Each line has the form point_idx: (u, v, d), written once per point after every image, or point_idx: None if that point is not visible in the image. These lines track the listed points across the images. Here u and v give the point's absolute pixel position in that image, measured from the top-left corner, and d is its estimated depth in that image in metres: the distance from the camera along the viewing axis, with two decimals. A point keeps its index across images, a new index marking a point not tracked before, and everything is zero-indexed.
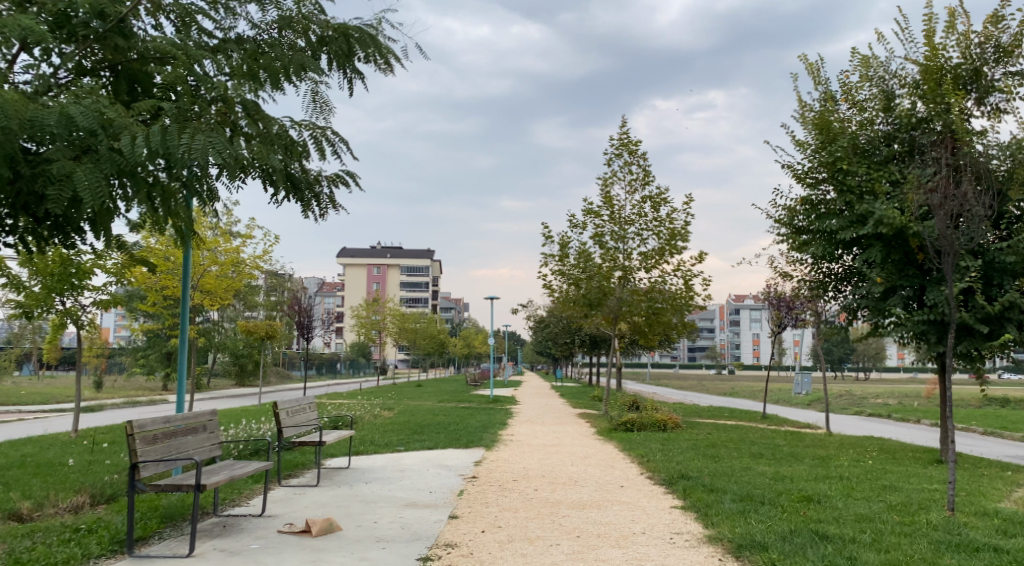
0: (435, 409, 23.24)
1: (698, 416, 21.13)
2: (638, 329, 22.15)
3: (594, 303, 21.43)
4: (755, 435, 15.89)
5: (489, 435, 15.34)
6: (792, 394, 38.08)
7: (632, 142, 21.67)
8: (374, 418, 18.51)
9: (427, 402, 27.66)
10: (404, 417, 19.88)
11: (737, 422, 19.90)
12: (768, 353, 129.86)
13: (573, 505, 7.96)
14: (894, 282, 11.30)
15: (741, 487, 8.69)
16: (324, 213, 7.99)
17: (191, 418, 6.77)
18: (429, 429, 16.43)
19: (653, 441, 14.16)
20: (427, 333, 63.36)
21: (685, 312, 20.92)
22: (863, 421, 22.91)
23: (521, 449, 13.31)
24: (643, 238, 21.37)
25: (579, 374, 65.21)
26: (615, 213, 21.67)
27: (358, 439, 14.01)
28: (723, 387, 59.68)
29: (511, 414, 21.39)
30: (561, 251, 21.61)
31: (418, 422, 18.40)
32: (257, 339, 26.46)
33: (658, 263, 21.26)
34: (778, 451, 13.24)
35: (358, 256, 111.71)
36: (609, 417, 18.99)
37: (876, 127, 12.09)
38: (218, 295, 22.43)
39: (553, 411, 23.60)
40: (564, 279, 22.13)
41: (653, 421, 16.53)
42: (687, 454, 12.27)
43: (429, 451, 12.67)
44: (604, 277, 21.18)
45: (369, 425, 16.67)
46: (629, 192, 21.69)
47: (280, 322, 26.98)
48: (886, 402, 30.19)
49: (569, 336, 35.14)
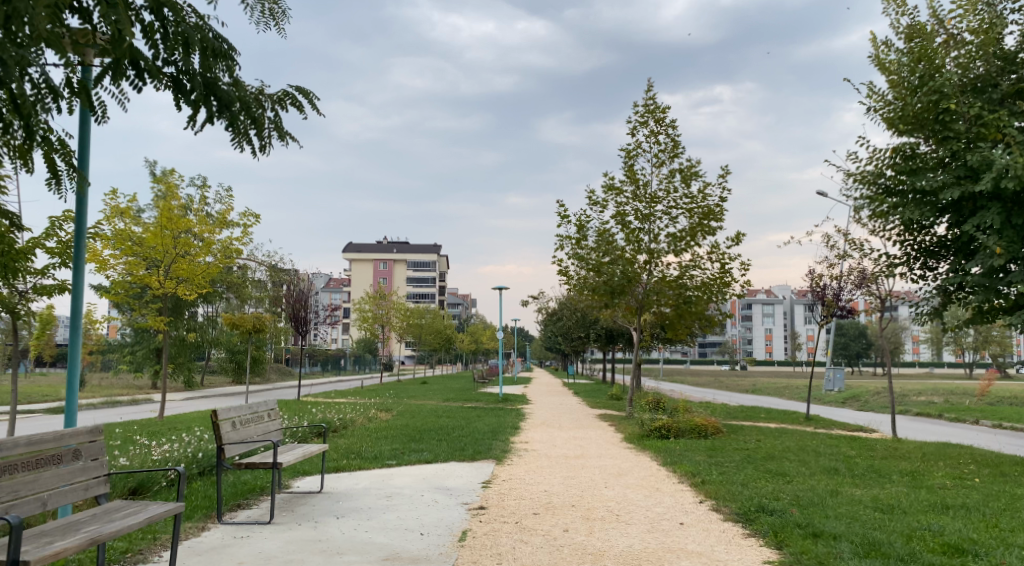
0: (439, 410, 20.88)
1: (735, 417, 18.73)
2: (666, 320, 19.76)
3: (617, 290, 19.06)
4: (815, 443, 13.45)
5: (498, 443, 12.97)
6: (822, 392, 35.60)
7: (659, 110, 19.31)
8: (368, 422, 16.16)
9: (430, 401, 25.26)
10: (403, 419, 17.56)
11: (782, 426, 17.52)
12: (780, 349, 127.25)
13: (624, 559, 5.59)
14: (1017, 252, 8.82)
15: (848, 527, 6.33)
16: (266, 145, 5.66)
17: (51, 442, 4.49)
18: (429, 435, 14.06)
19: (699, 453, 11.73)
20: (432, 328, 61.03)
21: (721, 301, 18.52)
22: (919, 424, 20.46)
23: (540, 464, 10.90)
24: (672, 217, 19.00)
25: (590, 369, 62.92)
26: (640, 189, 19.31)
27: (341, 452, 11.63)
28: (741, 383, 57.26)
29: (523, 417, 18.99)
30: (579, 232, 19.26)
31: (418, 426, 16.04)
32: (243, 333, 24.12)
33: (690, 246, 18.86)
34: (857, 466, 10.80)
35: (364, 251, 109.93)
36: (637, 419, 16.63)
37: (987, 61, 9.52)
38: (190, 282, 19.96)
39: (570, 412, 21.19)
40: (583, 265, 19.70)
41: (692, 425, 14.09)
42: (749, 471, 9.87)
43: (426, 467, 10.30)
44: (628, 261, 18.80)
45: (359, 432, 14.29)
46: (656, 166, 19.35)
47: (268, 315, 24.65)
48: (930, 400, 27.78)
49: (584, 330, 32.74)
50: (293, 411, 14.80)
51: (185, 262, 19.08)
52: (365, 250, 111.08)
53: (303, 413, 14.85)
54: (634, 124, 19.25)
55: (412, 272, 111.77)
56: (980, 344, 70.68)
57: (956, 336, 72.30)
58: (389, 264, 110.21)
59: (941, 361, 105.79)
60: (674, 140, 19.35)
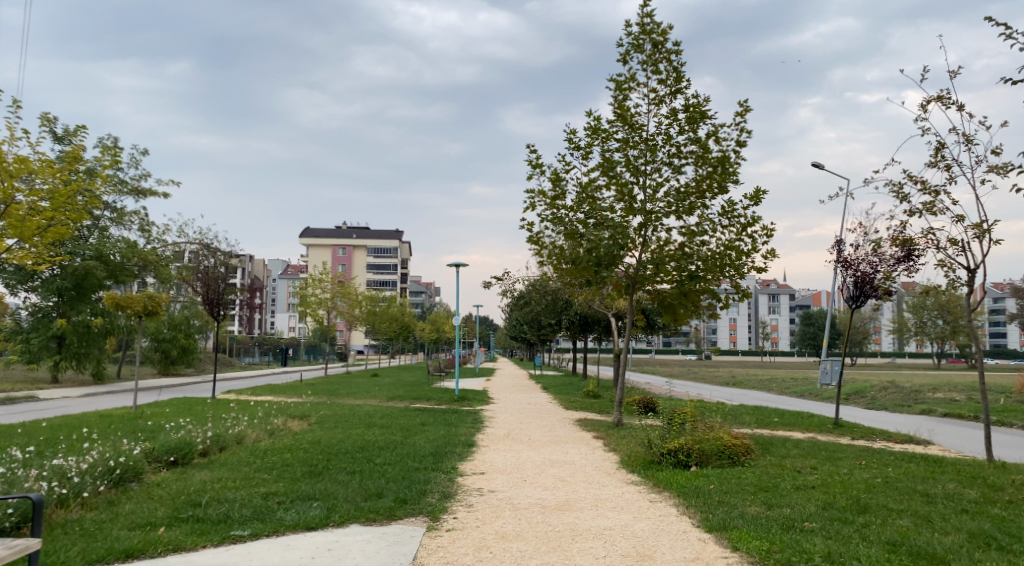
0: (374, 415, 16.39)
1: (752, 426, 14.66)
2: (665, 303, 15.53)
3: (605, 262, 14.75)
4: (897, 474, 9.35)
5: (438, 479, 8.59)
6: (817, 386, 31.85)
7: (659, 31, 14.99)
8: (263, 439, 11.61)
9: (368, 401, 20.71)
10: (319, 432, 13.06)
11: (816, 438, 13.52)
12: (745, 339, 124.84)
13: None
14: None
15: None
16: None
17: None
18: (337, 464, 9.58)
19: (751, 504, 7.47)
20: (387, 315, 55.98)
21: (739, 282, 14.28)
22: (968, 430, 16.61)
23: (503, 531, 6.55)
24: (674, 167, 14.73)
25: (556, 360, 58.88)
26: (633, 133, 15.02)
27: (175, 504, 7.15)
28: (716, 374, 53.47)
29: (478, 425, 14.63)
30: (556, 185, 14.90)
31: (329, 444, 11.60)
32: (130, 316, 19.21)
33: (696, 207, 14.62)
34: (1018, 527, 6.65)
35: (321, 236, 104.73)
36: (632, 432, 12.38)
37: None
38: (38, 253, 12.49)
39: (540, 416, 16.92)
40: (559, 230, 15.37)
41: (718, 446, 9.83)
42: (869, 554, 5.65)
43: (298, 548, 5.90)
44: (619, 224, 14.50)
45: (235, 459, 9.75)
46: (652, 103, 15.08)
47: (165, 294, 19.70)
48: (952, 397, 24.12)
49: (556, 317, 28.48)
50: (139, 429, 10.18)
51: (26, 225, 11.50)
52: (322, 233, 105.37)
53: (155, 431, 10.22)
54: (627, 48, 14.95)
55: (372, 258, 106.61)
56: (951, 333, 68.40)
57: (929, 325, 69.90)
58: (348, 250, 105.01)
59: (903, 349, 104.50)
60: (676, 71, 15.11)
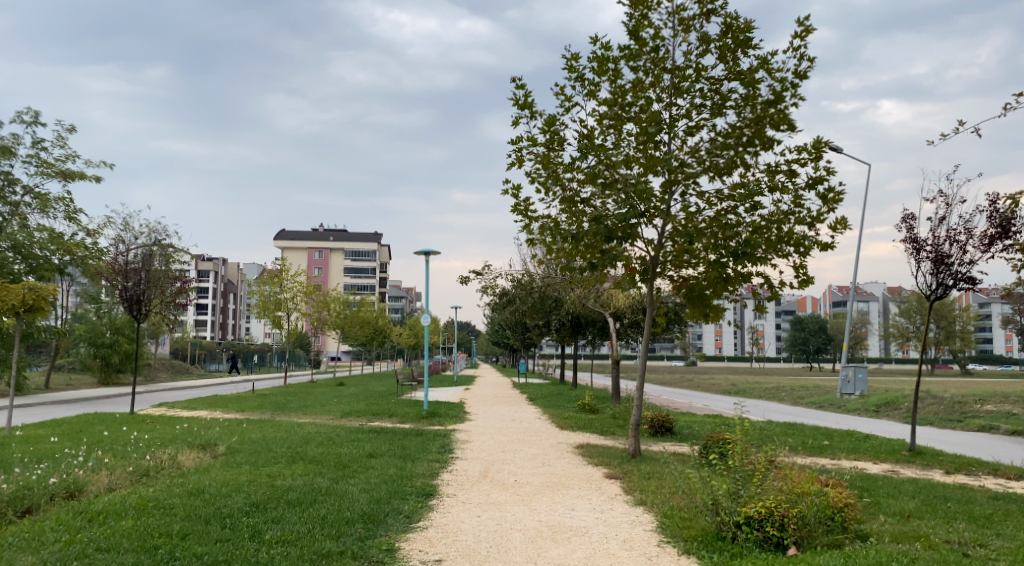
0: (311, 440, 12.48)
1: (811, 455, 10.97)
2: (693, 293, 11.68)
3: (617, 236, 10.99)
4: None
5: None
6: (836, 396, 28.24)
7: None
8: (111, 489, 7.61)
9: (316, 419, 16.75)
10: (211, 471, 9.10)
11: (908, 476, 9.83)
12: (732, 345, 121.99)
13: None
14: None
15: None
16: None
17: None
18: (195, 545, 5.69)
19: None
20: (359, 319, 51.75)
21: (799, 261, 10.53)
22: None
23: None
24: (710, 109, 11.01)
25: (541, 367, 55.06)
26: (651, 64, 11.29)
27: None
28: (710, 382, 49.81)
29: (443, 455, 10.79)
30: (551, 133, 11.15)
31: (209, 494, 7.66)
32: (5, 314, 15.12)
33: (738, 163, 10.92)
34: None
35: (296, 238, 100.42)
36: (663, 475, 8.60)
37: None
38: None
39: (526, 440, 13.10)
40: (552, 193, 11.59)
41: (823, 511, 6.04)
42: None
43: None
44: (635, 183, 10.76)
45: (20, 538, 5.75)
46: (677, 25, 11.38)
47: (53, 286, 15.68)
48: (1008, 411, 20.58)
49: (543, 318, 24.66)
50: None
51: None
52: (297, 236, 101.00)
53: None
54: None
55: (350, 262, 102.29)
56: (950, 339, 65.63)
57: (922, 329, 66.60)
58: (324, 253, 100.72)
59: (892, 356, 101.79)
60: None
